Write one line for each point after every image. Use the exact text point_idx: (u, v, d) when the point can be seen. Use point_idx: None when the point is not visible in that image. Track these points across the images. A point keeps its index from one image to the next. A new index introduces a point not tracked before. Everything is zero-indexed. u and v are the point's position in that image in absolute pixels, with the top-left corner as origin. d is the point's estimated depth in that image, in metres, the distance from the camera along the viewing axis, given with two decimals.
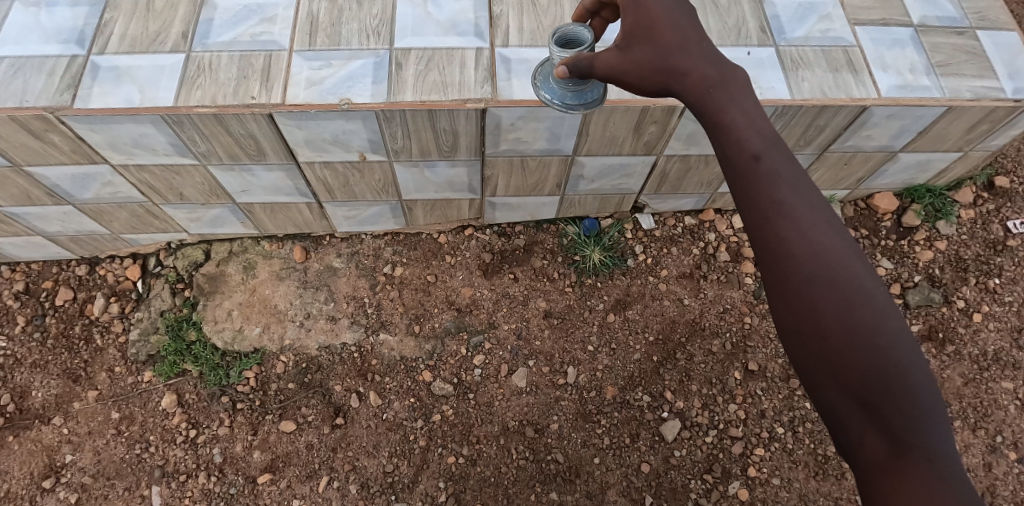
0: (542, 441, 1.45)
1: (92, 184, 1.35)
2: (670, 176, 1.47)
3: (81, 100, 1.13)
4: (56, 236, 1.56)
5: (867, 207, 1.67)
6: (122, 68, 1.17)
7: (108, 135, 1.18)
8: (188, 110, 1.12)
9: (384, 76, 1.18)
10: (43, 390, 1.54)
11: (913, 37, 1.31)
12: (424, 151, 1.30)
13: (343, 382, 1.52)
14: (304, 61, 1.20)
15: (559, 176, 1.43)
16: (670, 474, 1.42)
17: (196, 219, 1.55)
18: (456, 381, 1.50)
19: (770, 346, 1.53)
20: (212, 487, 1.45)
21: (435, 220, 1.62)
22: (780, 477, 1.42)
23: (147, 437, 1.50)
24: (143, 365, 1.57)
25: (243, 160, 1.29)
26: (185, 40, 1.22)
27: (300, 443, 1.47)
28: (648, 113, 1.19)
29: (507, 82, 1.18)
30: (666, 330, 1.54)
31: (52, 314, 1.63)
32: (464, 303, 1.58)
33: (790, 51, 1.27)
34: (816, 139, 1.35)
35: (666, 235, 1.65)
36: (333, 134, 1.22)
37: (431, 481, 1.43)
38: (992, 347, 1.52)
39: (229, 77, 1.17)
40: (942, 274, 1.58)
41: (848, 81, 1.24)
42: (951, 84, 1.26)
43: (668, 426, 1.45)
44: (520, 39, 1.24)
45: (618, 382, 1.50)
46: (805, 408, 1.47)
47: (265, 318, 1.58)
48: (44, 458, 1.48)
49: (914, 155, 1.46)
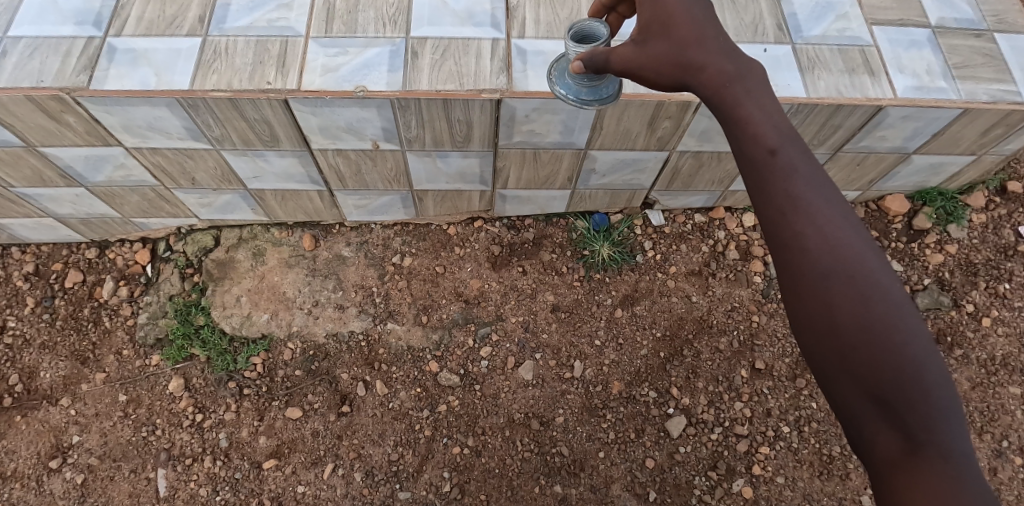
0: (548, 434, 1.45)
1: (105, 165, 1.36)
2: (682, 173, 1.47)
3: (98, 82, 1.13)
4: (68, 218, 1.57)
5: (877, 208, 1.66)
6: (138, 51, 1.17)
7: (123, 117, 1.18)
8: (204, 94, 1.13)
9: (399, 65, 1.18)
10: (52, 371, 1.55)
11: (930, 39, 1.31)
12: (437, 141, 1.30)
13: (349, 370, 1.52)
14: (320, 48, 1.20)
15: (571, 169, 1.43)
16: (674, 470, 1.42)
17: (207, 204, 1.55)
18: (462, 372, 1.51)
19: (777, 345, 1.53)
20: (217, 471, 1.45)
21: (445, 211, 1.62)
22: (784, 477, 1.41)
23: (153, 420, 1.51)
24: (151, 349, 1.58)
25: (256, 145, 1.30)
26: (202, 24, 1.22)
27: (305, 430, 1.47)
28: (663, 108, 1.19)
29: (522, 74, 1.18)
30: (674, 327, 1.54)
31: (61, 296, 1.64)
32: (472, 295, 1.58)
33: (807, 49, 1.26)
34: (830, 139, 1.35)
35: (676, 232, 1.65)
36: (347, 121, 1.22)
37: (435, 471, 1.43)
38: (999, 352, 1.51)
39: (245, 62, 1.17)
40: (952, 278, 1.58)
41: (864, 82, 1.24)
42: (967, 87, 1.26)
43: (674, 423, 1.45)
44: (537, 31, 1.24)
45: (624, 377, 1.50)
46: (811, 408, 1.47)
47: (272, 305, 1.58)
48: (51, 439, 1.49)
49: (927, 157, 1.46)
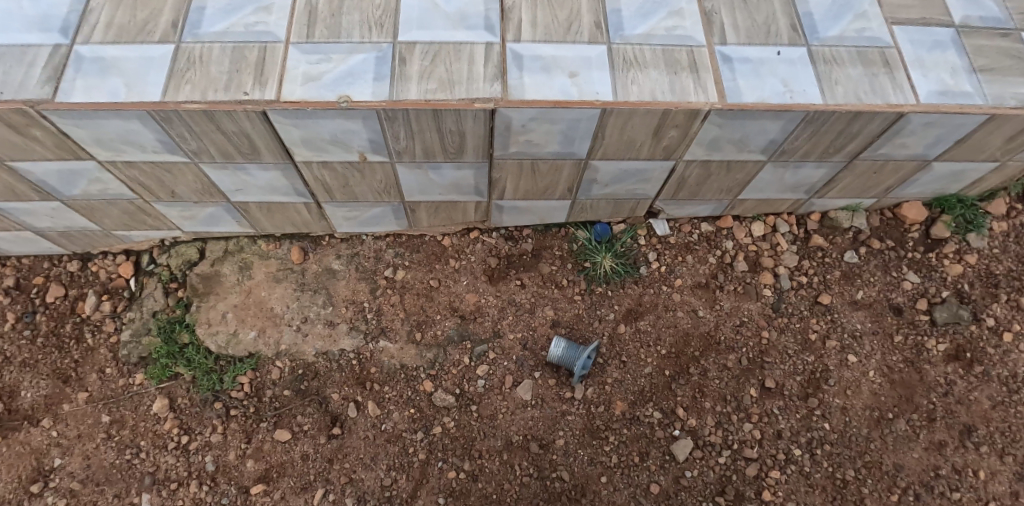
0: (547, 458, 1.38)
1: (79, 180, 1.28)
2: (688, 182, 1.40)
3: (64, 94, 1.05)
4: (46, 231, 1.50)
5: (893, 216, 1.59)
6: (107, 60, 1.10)
7: (93, 131, 1.11)
8: (176, 106, 1.05)
9: (386, 72, 1.10)
10: (32, 390, 1.49)
11: (954, 39, 1.22)
12: (428, 152, 1.22)
13: (340, 390, 1.46)
14: (302, 55, 1.11)
15: (571, 179, 1.35)
16: (680, 496, 1.35)
17: (190, 217, 1.48)
18: (458, 392, 1.44)
19: (788, 363, 1.46)
20: (203, 496, 1.39)
21: (439, 222, 1.54)
22: (796, 502, 1.34)
23: (138, 442, 1.45)
24: (135, 368, 1.52)
25: (236, 158, 1.22)
26: (175, 29, 1.14)
27: (294, 453, 1.41)
28: (669, 117, 1.11)
29: (518, 81, 1.10)
30: (679, 343, 1.47)
31: (42, 312, 1.58)
32: (468, 310, 1.51)
33: (823, 51, 1.18)
34: (846, 147, 1.27)
35: (681, 242, 1.58)
36: (331, 133, 1.14)
37: (430, 496, 1.36)
38: (1022, 369, 1.43)
39: (221, 71, 1.09)
40: (971, 290, 1.50)
41: (885, 86, 1.15)
42: (995, 91, 1.17)
43: (679, 446, 1.38)
44: (534, 34, 1.15)
45: (627, 397, 1.43)
46: (824, 429, 1.40)
47: (260, 322, 1.51)
48: (32, 462, 1.44)
49: (949, 164, 1.37)
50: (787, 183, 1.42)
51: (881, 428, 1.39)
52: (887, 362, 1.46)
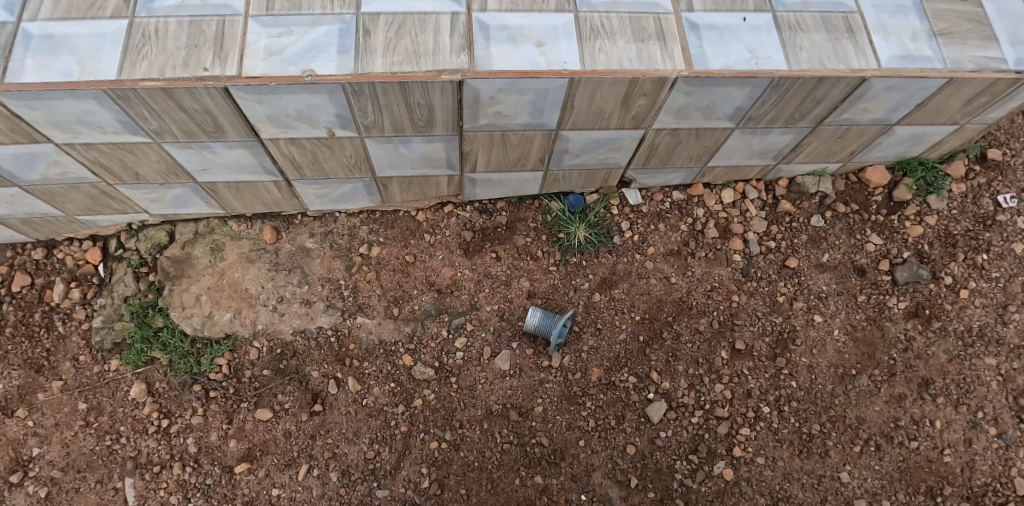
0: (527, 425, 1.42)
1: (37, 164, 1.24)
2: (659, 151, 1.41)
3: (13, 74, 1.01)
4: (6, 219, 1.46)
5: (857, 180, 1.63)
6: (57, 37, 1.05)
7: (47, 112, 1.07)
8: (133, 84, 1.02)
9: (351, 45, 1.08)
10: (4, 381, 1.47)
11: (915, 3, 1.24)
12: (397, 126, 1.21)
13: (320, 368, 1.47)
14: (262, 28, 1.08)
15: (542, 150, 1.35)
16: (656, 455, 1.40)
17: (157, 199, 1.45)
18: (437, 365, 1.46)
19: (758, 324, 1.51)
20: (187, 478, 1.40)
21: (412, 198, 1.54)
22: (764, 457, 1.40)
23: (117, 428, 1.45)
24: (109, 354, 1.50)
25: (200, 137, 1.20)
26: (127, 4, 1.09)
27: (277, 431, 1.43)
28: (637, 85, 1.12)
29: (485, 51, 1.09)
30: (653, 309, 1.51)
31: (9, 302, 1.54)
32: (444, 284, 1.52)
33: (788, 17, 1.19)
34: (811, 112, 1.29)
35: (653, 211, 1.60)
36: (297, 109, 1.12)
37: (413, 467, 1.39)
38: (976, 323, 1.49)
39: (178, 47, 1.06)
40: (930, 250, 1.56)
41: (847, 50, 1.17)
42: (953, 54, 1.20)
43: (654, 408, 1.43)
44: (500, 3, 1.14)
45: (603, 363, 1.47)
46: (791, 386, 1.46)
47: (235, 303, 1.51)
48: (9, 452, 1.42)
49: (909, 128, 1.41)
50: (754, 149, 1.44)
51: (844, 384, 1.46)
52: (851, 320, 1.51)
